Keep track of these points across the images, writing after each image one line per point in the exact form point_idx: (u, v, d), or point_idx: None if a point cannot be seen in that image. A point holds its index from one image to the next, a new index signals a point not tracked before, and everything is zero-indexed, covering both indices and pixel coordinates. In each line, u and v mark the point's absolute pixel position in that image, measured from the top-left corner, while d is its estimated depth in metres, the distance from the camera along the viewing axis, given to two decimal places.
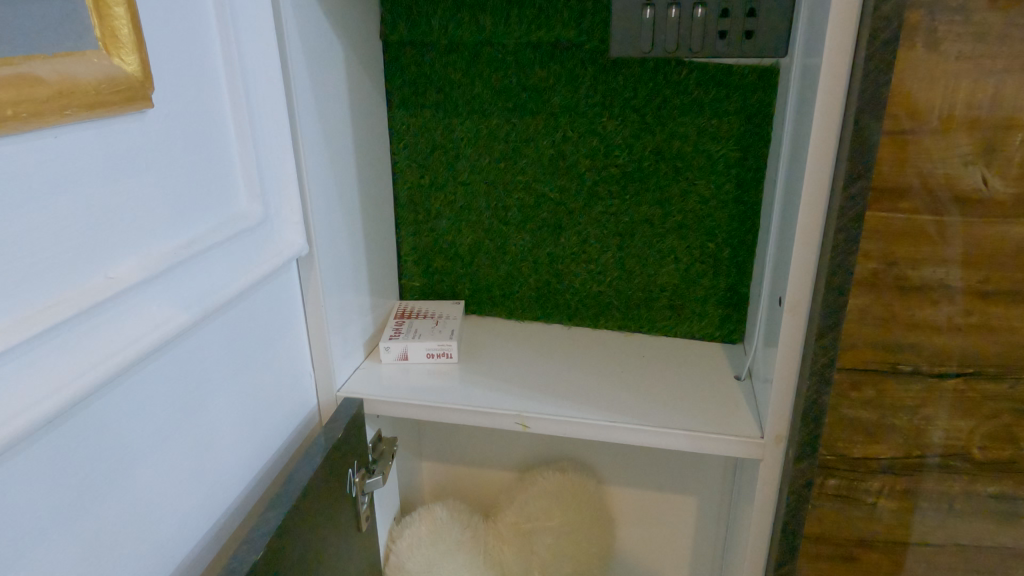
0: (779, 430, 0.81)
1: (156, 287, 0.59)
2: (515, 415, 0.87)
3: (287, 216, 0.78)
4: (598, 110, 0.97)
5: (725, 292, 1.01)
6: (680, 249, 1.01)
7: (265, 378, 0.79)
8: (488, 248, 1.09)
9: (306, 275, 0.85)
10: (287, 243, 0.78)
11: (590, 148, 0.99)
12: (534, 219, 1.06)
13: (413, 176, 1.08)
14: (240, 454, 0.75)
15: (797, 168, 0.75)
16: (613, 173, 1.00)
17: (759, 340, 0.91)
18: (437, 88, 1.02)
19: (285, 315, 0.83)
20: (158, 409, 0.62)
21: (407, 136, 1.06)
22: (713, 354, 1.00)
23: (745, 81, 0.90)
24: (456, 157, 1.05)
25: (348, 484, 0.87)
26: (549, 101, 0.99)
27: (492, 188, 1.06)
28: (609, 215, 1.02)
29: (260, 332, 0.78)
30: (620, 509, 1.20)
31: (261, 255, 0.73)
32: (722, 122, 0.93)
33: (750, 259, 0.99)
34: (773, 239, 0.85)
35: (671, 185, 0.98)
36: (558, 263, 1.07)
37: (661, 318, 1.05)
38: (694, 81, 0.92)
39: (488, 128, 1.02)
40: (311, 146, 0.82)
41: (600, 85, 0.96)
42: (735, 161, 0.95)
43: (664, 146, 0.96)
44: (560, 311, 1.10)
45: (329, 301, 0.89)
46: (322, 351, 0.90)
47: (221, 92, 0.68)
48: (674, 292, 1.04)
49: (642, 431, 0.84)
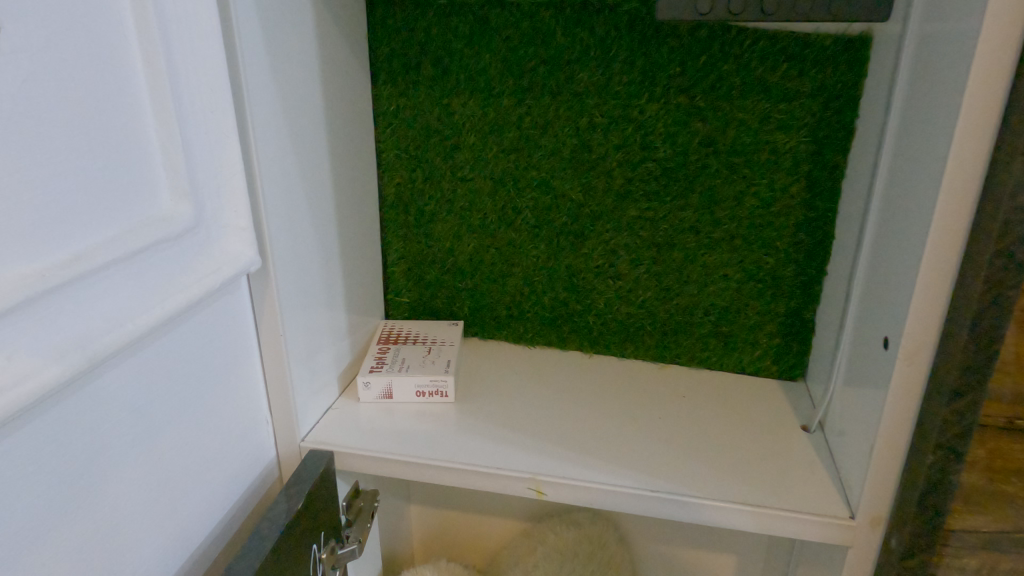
0: (877, 512, 0.61)
1: (9, 328, 0.39)
2: (528, 477, 0.68)
3: (231, 219, 0.59)
4: (635, 89, 0.78)
5: (784, 318, 0.83)
6: (730, 264, 0.82)
7: (196, 434, 0.60)
8: (493, 260, 0.90)
9: (260, 296, 0.66)
10: (229, 257, 0.58)
11: (622, 137, 0.80)
12: (549, 225, 0.87)
13: (402, 170, 0.89)
14: (155, 541, 0.55)
15: (914, 168, 0.56)
16: (651, 170, 0.80)
17: (837, 385, 0.72)
18: (434, 59, 0.82)
19: (228, 350, 0.64)
20: (16, 506, 0.42)
21: (397, 119, 0.86)
22: (770, 396, 0.81)
23: (825, 54, 0.71)
24: (456, 147, 0.86)
25: (313, 564, 0.67)
26: (573, 78, 0.79)
27: (499, 186, 0.86)
28: (644, 223, 0.83)
29: (189, 374, 0.58)
30: (643, 566, 1.01)
31: (186, 275, 0.54)
32: (793, 106, 0.74)
33: (819, 279, 0.80)
34: (863, 257, 0.67)
35: (723, 185, 0.79)
36: (578, 279, 0.88)
37: (704, 348, 0.87)
38: (759, 54, 0.73)
39: (496, 110, 0.83)
40: (266, 127, 0.62)
41: (639, 58, 0.76)
42: (808, 156, 0.76)
43: (717, 135, 0.78)
44: (578, 334, 0.91)
45: (292, 329, 0.69)
46: (282, 391, 0.70)
47: (128, 44, 0.48)
48: (721, 317, 0.85)
49: (696, 506, 0.64)
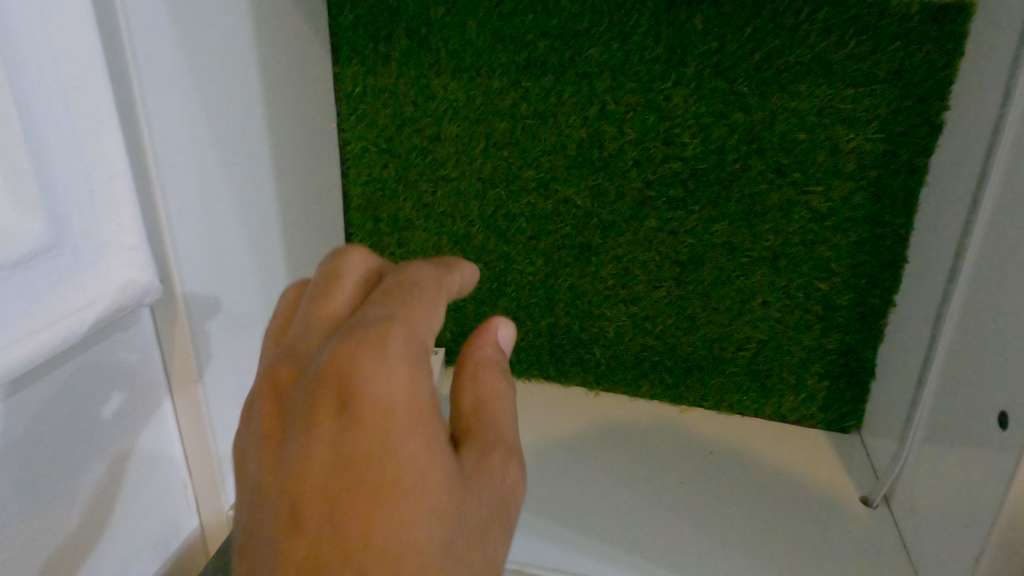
0: None
1: None
2: (514, 569, 0.53)
3: (115, 237, 0.43)
4: (659, 69, 0.62)
5: (836, 356, 0.68)
6: (771, 290, 0.67)
7: (58, 523, 0.44)
8: (480, 277, 0.75)
9: (166, 335, 0.50)
10: (109, 287, 0.43)
11: (642, 131, 0.64)
12: (548, 237, 0.71)
13: (370, 167, 0.73)
14: None
15: None
16: (676, 171, 0.65)
17: (909, 454, 0.57)
18: (411, 29, 0.66)
19: (120, 405, 0.48)
20: None
21: (364, 103, 0.70)
22: (816, 457, 0.67)
23: (907, 26, 0.56)
24: (436, 139, 0.70)
25: None
26: (582, 55, 0.63)
27: (489, 188, 0.70)
28: (666, 236, 0.67)
29: (50, 445, 0.43)
30: None
31: (33, 316, 0.38)
32: (860, 94, 0.59)
33: (882, 310, 0.65)
34: (959, 294, 0.51)
35: (767, 192, 0.64)
36: (584, 303, 0.73)
37: (734, 388, 0.72)
38: (821, 25, 0.58)
39: (485, 94, 0.67)
40: (175, 106, 0.46)
41: (666, 29, 0.61)
42: (876, 158, 0.60)
43: (762, 129, 0.62)
44: (582, 368, 0.76)
45: (216, 372, 0.54)
46: (204, 451, 0.55)
47: None
48: (758, 352, 0.70)
49: None
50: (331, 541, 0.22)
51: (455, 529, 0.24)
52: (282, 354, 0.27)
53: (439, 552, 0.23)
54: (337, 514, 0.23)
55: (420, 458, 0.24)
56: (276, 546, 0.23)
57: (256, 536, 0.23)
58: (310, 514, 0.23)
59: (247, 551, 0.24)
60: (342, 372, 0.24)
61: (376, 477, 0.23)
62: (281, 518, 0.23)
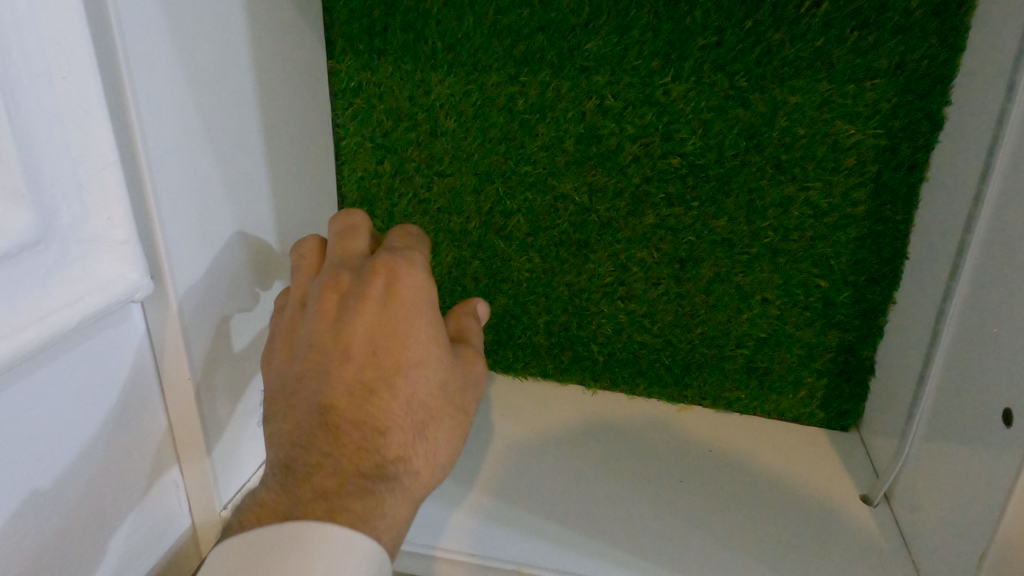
0: None
1: None
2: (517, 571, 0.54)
3: (105, 232, 0.42)
4: (658, 64, 0.61)
5: (836, 354, 0.67)
6: (770, 287, 0.67)
7: (44, 526, 0.44)
8: (476, 274, 0.74)
9: (158, 332, 0.49)
10: (99, 283, 0.42)
11: (641, 126, 0.64)
12: (546, 234, 0.70)
13: (365, 162, 0.72)
14: None
15: None
16: (674, 167, 0.64)
17: (909, 451, 0.57)
18: (408, 22, 0.65)
19: (112, 403, 0.47)
20: None
21: (359, 98, 0.69)
22: (815, 455, 0.66)
23: (909, 20, 0.56)
24: (432, 134, 0.69)
25: None
26: (580, 49, 0.63)
27: (485, 184, 0.70)
28: (665, 233, 0.67)
29: (36, 447, 0.42)
30: None
31: (20, 313, 0.37)
32: (861, 89, 0.58)
33: (883, 307, 0.64)
34: (961, 291, 0.51)
35: (767, 188, 0.63)
36: (581, 300, 0.72)
37: (734, 386, 0.72)
38: (822, 18, 0.57)
39: (482, 88, 0.66)
40: (165, 97, 0.45)
41: (665, 23, 0.60)
42: (876, 154, 0.60)
43: (761, 125, 0.61)
44: (579, 366, 0.75)
45: (209, 370, 0.53)
46: (197, 450, 0.54)
47: None
48: (757, 349, 0.70)
49: None
50: (370, 365, 0.44)
51: (435, 373, 0.45)
52: (335, 264, 0.48)
53: (427, 381, 0.45)
54: (376, 355, 0.44)
55: (425, 339, 0.45)
56: (334, 366, 0.44)
57: (321, 361, 0.44)
58: (359, 350, 0.44)
59: (311, 369, 0.45)
60: (386, 279, 0.46)
61: (400, 335, 0.45)
62: (338, 351, 0.44)
